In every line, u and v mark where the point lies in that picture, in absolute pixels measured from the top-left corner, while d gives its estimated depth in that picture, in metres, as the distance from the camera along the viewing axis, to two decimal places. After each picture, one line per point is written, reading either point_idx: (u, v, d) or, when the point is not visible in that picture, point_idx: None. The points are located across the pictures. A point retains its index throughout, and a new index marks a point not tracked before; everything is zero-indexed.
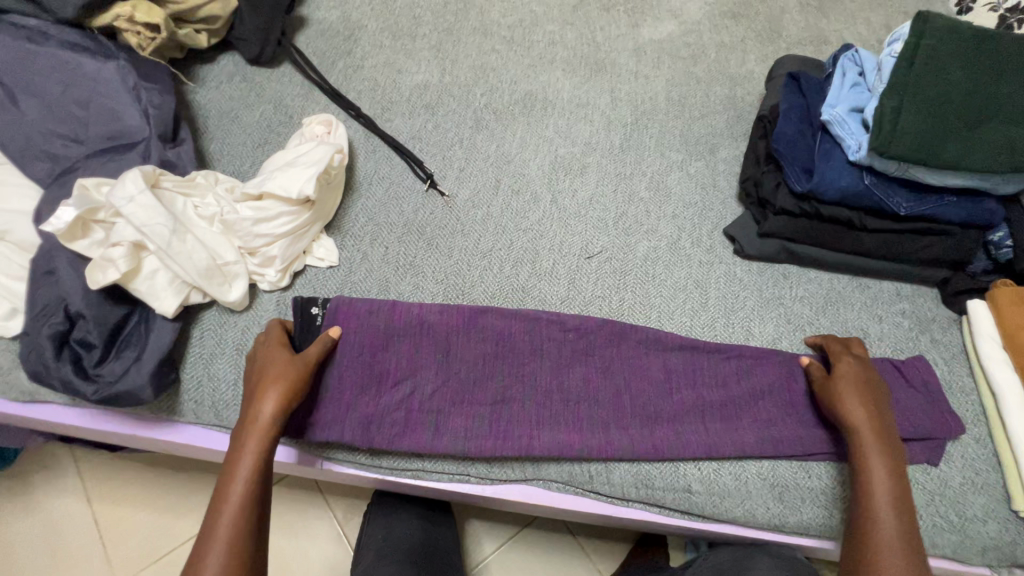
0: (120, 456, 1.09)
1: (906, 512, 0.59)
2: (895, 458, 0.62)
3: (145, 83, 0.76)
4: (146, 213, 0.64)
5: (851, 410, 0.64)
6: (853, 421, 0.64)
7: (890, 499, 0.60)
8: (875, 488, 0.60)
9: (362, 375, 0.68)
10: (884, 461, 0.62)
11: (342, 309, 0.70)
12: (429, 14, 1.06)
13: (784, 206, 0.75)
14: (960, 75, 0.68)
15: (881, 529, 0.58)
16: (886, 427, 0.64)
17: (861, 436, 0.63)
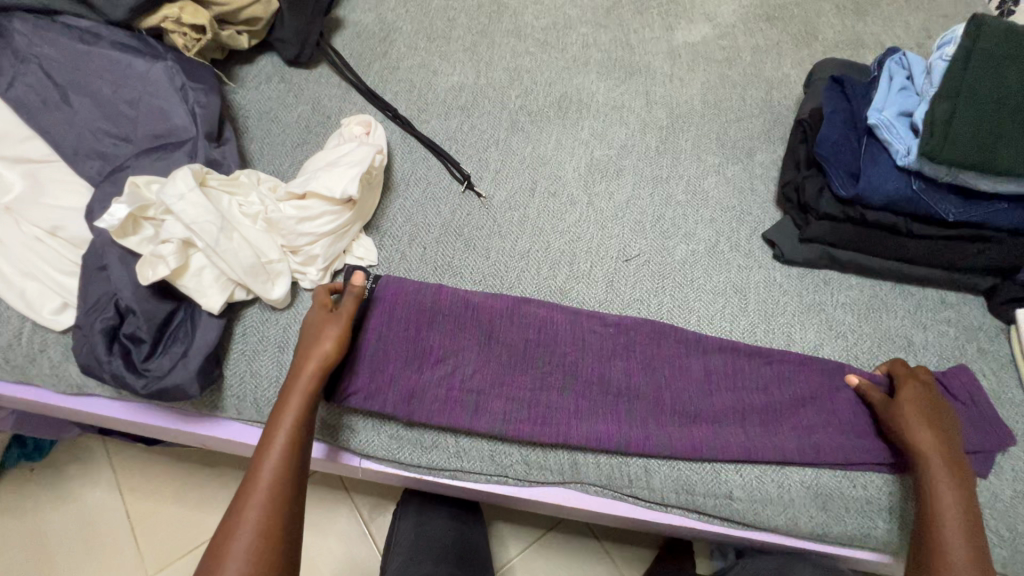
0: (152, 450, 1.11)
1: (976, 543, 0.58)
2: (963, 486, 0.60)
3: (193, 83, 0.77)
4: (195, 211, 0.65)
5: (916, 435, 0.63)
6: (919, 446, 0.62)
7: (959, 529, 0.58)
8: (941, 514, 0.59)
9: (406, 352, 0.69)
10: (954, 490, 0.60)
11: (391, 287, 0.71)
12: (463, 17, 1.06)
13: (828, 211, 0.74)
14: (1015, 79, 0.66)
15: (948, 560, 0.57)
16: (953, 451, 0.62)
17: (927, 464, 0.61)
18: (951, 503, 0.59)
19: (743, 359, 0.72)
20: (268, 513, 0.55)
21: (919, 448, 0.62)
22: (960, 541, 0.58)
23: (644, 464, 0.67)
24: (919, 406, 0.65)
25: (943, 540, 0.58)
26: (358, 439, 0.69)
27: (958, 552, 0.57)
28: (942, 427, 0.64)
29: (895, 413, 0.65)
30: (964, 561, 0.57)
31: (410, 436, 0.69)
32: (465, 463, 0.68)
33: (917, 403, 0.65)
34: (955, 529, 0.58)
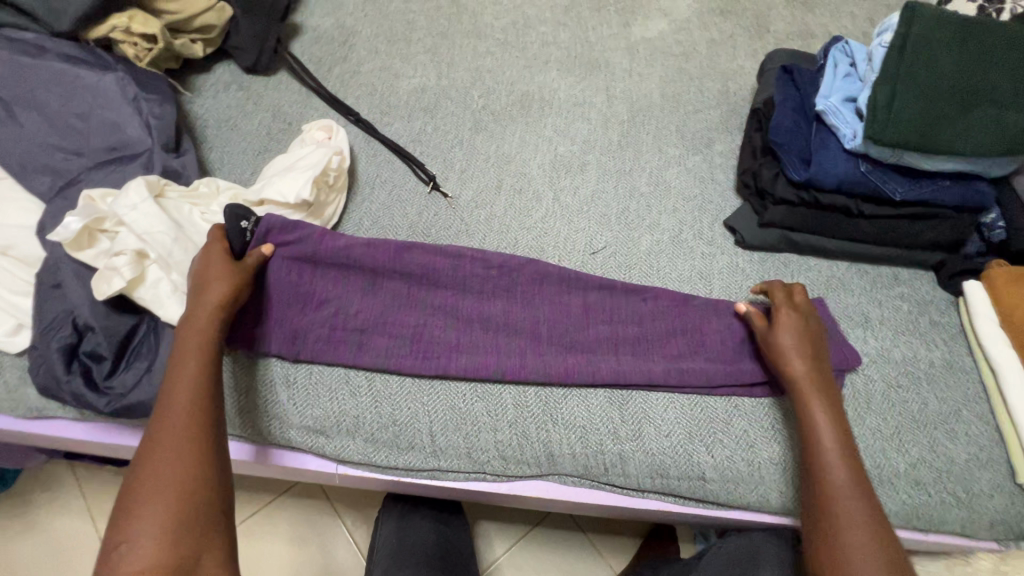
0: (124, 473, 1.08)
1: (852, 458, 0.61)
2: (834, 406, 0.64)
3: (146, 94, 0.75)
4: (149, 221, 0.65)
5: (790, 360, 0.66)
6: (794, 373, 0.65)
7: (837, 447, 0.61)
8: (816, 433, 0.62)
9: (287, 295, 0.70)
10: (824, 409, 0.63)
11: (272, 231, 0.69)
12: (423, 19, 1.07)
13: (784, 196, 0.77)
14: (948, 63, 0.70)
15: (827, 476, 0.60)
16: (823, 373, 0.66)
17: (800, 388, 0.65)
18: (825, 423, 0.62)
19: (708, 343, 0.74)
20: (171, 483, 0.52)
21: (791, 374, 0.65)
22: (836, 459, 0.60)
23: (619, 453, 0.68)
24: (793, 337, 0.67)
25: (822, 461, 0.61)
26: (333, 446, 0.68)
27: (835, 466, 0.60)
28: (816, 351, 0.67)
29: (774, 348, 0.67)
30: (842, 475, 0.59)
31: (382, 439, 0.68)
32: (443, 462, 0.69)
33: (796, 333, 0.67)
34: (832, 447, 0.61)
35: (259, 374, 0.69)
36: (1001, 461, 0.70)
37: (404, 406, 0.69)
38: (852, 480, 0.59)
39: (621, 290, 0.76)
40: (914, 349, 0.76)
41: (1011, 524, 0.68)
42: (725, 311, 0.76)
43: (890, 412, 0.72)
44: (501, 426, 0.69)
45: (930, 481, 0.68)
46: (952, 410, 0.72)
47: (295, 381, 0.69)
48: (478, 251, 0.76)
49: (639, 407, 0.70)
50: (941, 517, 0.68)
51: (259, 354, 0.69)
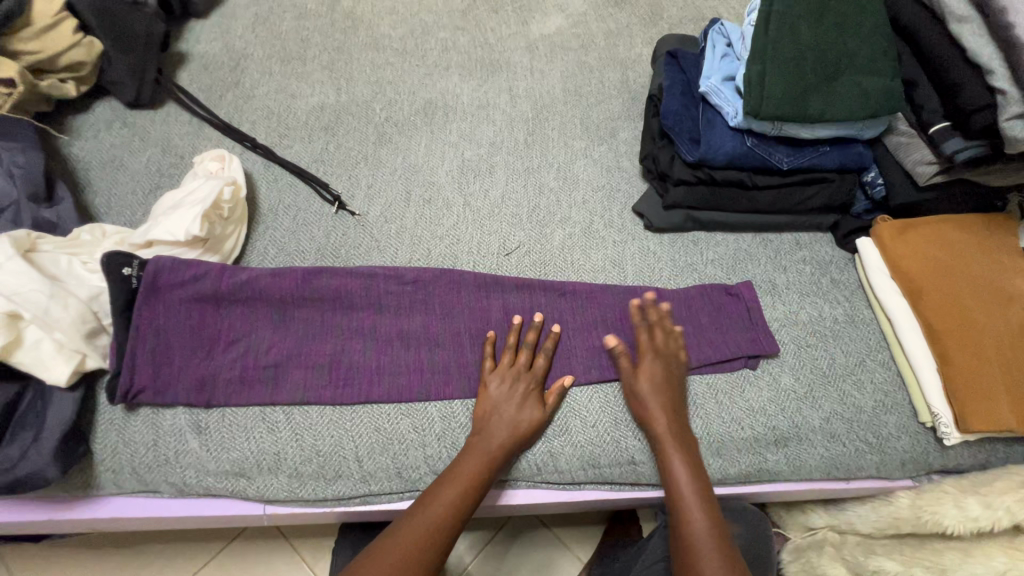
0: (51, 547, 1.02)
1: (708, 500, 0.63)
2: (688, 449, 0.66)
3: (6, 143, 0.71)
4: (18, 279, 0.60)
5: (654, 409, 0.67)
6: (648, 419, 0.67)
7: (695, 489, 0.63)
8: (675, 478, 0.64)
9: (190, 339, 0.66)
10: (681, 456, 0.65)
11: (161, 274, 0.65)
12: (317, 35, 1.04)
13: (681, 177, 0.79)
14: (809, 36, 0.73)
15: (688, 520, 0.62)
16: (676, 409, 0.68)
17: (658, 437, 0.66)
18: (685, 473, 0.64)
19: (629, 330, 0.75)
20: None
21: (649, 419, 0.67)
22: (696, 501, 0.63)
23: (548, 450, 0.69)
24: (655, 373, 0.69)
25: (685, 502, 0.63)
26: (256, 487, 0.65)
27: (698, 512, 0.62)
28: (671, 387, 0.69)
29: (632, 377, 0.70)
30: (699, 519, 0.62)
31: (307, 472, 0.66)
32: (374, 487, 0.67)
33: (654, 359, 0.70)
34: (690, 491, 0.63)
35: (165, 425, 0.65)
36: (905, 404, 0.74)
37: (326, 435, 0.66)
38: (709, 520, 0.62)
39: (539, 289, 0.76)
40: (818, 308, 0.80)
41: (919, 461, 0.73)
42: (642, 297, 0.77)
43: (802, 371, 0.75)
44: (429, 440, 0.67)
45: (844, 431, 0.72)
46: (858, 361, 0.76)
47: (206, 424, 0.65)
48: (391, 267, 0.75)
49: (566, 403, 0.71)
50: (857, 464, 0.72)
51: (163, 404, 0.65)
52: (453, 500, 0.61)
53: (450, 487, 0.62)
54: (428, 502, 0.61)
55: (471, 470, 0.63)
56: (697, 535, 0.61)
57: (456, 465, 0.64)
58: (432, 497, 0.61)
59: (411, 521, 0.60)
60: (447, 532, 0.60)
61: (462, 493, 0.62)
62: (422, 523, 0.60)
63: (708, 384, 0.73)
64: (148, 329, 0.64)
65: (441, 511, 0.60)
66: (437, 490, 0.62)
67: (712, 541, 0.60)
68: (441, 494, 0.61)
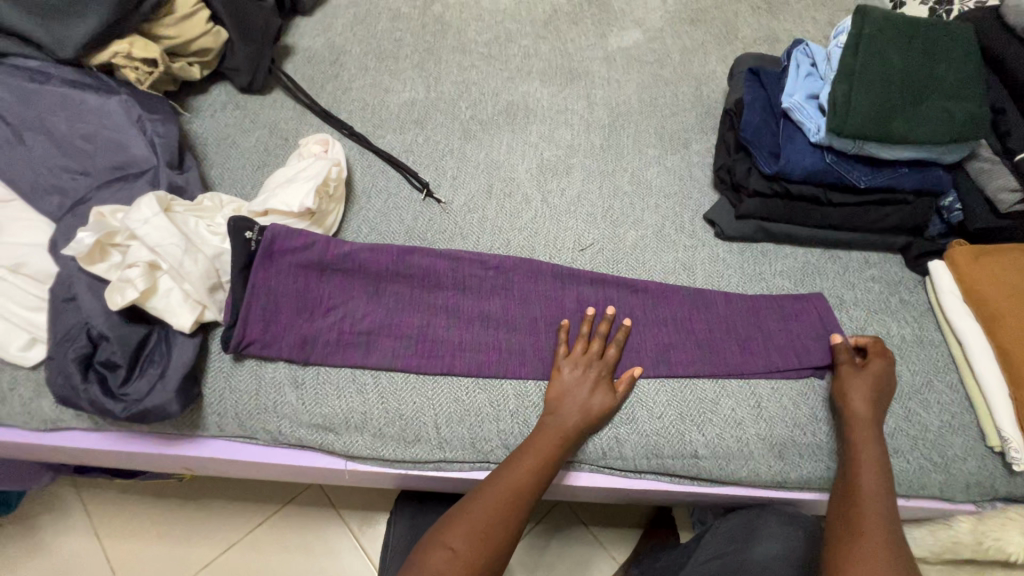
0: (126, 492, 1.13)
1: (887, 481, 0.66)
2: (881, 434, 0.69)
3: (149, 115, 0.79)
4: (160, 234, 0.68)
5: (852, 395, 0.71)
6: (852, 402, 0.70)
7: (875, 468, 0.66)
8: (861, 466, 0.67)
9: (296, 302, 0.72)
10: (874, 436, 0.68)
11: (277, 240, 0.72)
12: (410, 37, 1.12)
13: (757, 188, 0.82)
14: (898, 60, 0.76)
15: (862, 496, 0.65)
16: (884, 399, 0.71)
17: (853, 420, 0.69)
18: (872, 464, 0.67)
19: (697, 331, 0.78)
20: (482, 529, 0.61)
21: (847, 401, 0.70)
22: (871, 475, 0.66)
23: (615, 436, 0.72)
24: (879, 370, 0.73)
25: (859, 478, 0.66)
26: (342, 442, 0.71)
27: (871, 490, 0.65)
28: (885, 390, 0.72)
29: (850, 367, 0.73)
30: (875, 490, 0.65)
31: (390, 433, 0.71)
32: (449, 453, 0.71)
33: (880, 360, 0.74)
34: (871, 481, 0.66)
35: (267, 377, 0.71)
36: (973, 427, 0.74)
37: (409, 401, 0.71)
38: (881, 497, 0.65)
39: (613, 285, 0.80)
40: (886, 326, 0.81)
41: (984, 486, 0.73)
42: (711, 301, 0.80)
43: None
44: (503, 415, 0.72)
45: (908, 448, 0.73)
46: (925, 381, 0.77)
47: (303, 380, 0.71)
48: (475, 253, 0.80)
49: (633, 393, 0.74)
50: (920, 482, 0.72)
51: (267, 358, 0.71)
52: (529, 474, 0.65)
53: (525, 461, 0.66)
54: (506, 473, 0.65)
55: (545, 447, 0.67)
56: (862, 508, 0.64)
57: (532, 441, 0.68)
58: (508, 469, 0.66)
59: (491, 489, 0.64)
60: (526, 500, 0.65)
61: (536, 468, 0.66)
62: (500, 491, 0.64)
63: (772, 389, 0.75)
64: (261, 289, 0.71)
65: (519, 482, 0.65)
66: (514, 462, 0.66)
67: (879, 516, 0.63)
68: (518, 468, 0.66)
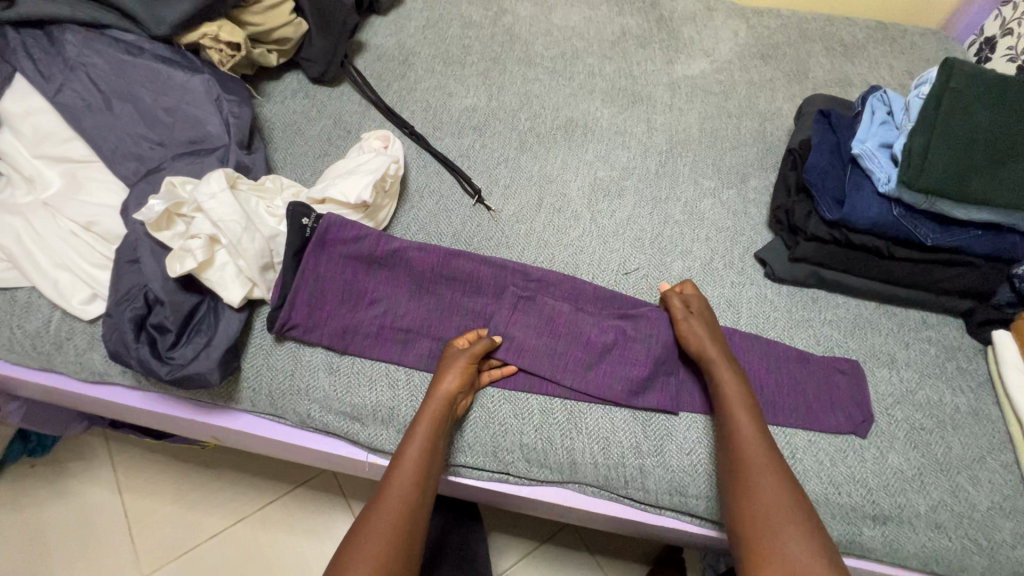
0: (152, 451, 1.17)
1: (782, 465, 0.63)
2: (756, 416, 0.66)
3: (227, 95, 0.83)
4: (224, 209, 0.70)
5: (710, 354, 0.71)
6: (704, 347, 0.72)
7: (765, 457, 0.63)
8: (736, 411, 0.66)
9: (342, 292, 0.74)
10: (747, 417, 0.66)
11: (331, 229, 0.74)
12: (478, 44, 1.14)
13: (815, 233, 0.79)
14: (984, 117, 0.72)
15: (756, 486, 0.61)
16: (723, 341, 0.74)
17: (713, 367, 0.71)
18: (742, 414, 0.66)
19: None
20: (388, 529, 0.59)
21: (708, 356, 0.72)
22: (745, 421, 0.66)
23: (639, 467, 0.70)
24: (705, 316, 0.76)
25: (747, 455, 0.63)
26: (367, 433, 0.72)
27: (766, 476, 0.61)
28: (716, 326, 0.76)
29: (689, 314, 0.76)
30: (751, 436, 0.64)
31: None
32: (469, 460, 0.72)
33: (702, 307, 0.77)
34: (748, 428, 0.65)
35: (303, 361, 0.73)
36: None
37: None
38: (761, 441, 0.64)
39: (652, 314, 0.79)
40: (939, 392, 0.77)
41: None
42: (753, 343, 0.78)
43: (913, 453, 0.72)
44: (527, 429, 0.72)
45: (952, 525, 0.68)
46: (976, 456, 0.72)
47: (338, 367, 0.73)
48: (519, 263, 0.81)
49: (667, 426, 0.73)
50: (961, 563, 0.68)
51: (307, 342, 0.73)
52: (414, 474, 0.62)
53: (403, 476, 0.62)
54: (391, 484, 0.62)
55: (413, 466, 0.63)
56: (760, 492, 0.60)
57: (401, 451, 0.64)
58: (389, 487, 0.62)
59: (378, 513, 0.60)
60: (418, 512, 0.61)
61: (409, 486, 0.62)
62: (388, 512, 0.60)
63: (809, 441, 0.72)
64: (310, 274, 0.73)
65: (404, 491, 0.61)
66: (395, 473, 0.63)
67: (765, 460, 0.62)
68: (392, 493, 0.61)
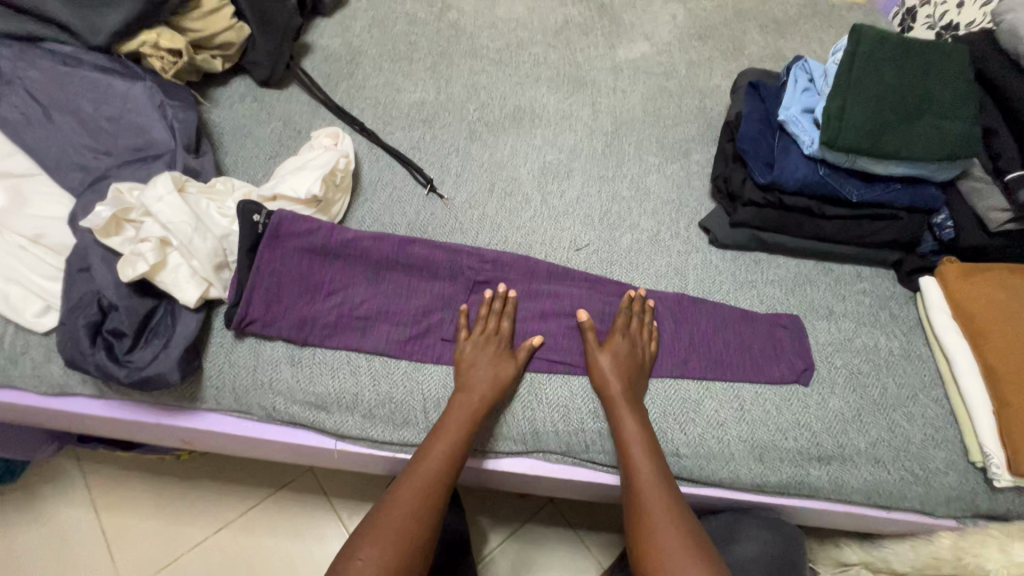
0: (126, 466, 1.16)
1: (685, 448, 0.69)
2: (640, 412, 0.71)
3: (170, 101, 0.83)
4: (173, 212, 0.72)
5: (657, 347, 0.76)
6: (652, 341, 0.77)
7: (648, 458, 0.68)
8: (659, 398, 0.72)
9: (299, 285, 0.75)
10: (635, 418, 0.70)
11: (283, 224, 0.75)
12: (424, 40, 1.16)
13: (751, 198, 0.84)
14: (892, 78, 0.78)
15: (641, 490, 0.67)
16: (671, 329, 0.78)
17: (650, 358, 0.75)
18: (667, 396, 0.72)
19: (686, 334, 0.79)
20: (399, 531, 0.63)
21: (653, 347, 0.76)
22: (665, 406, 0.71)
23: (598, 430, 0.74)
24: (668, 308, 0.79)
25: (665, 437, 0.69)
26: (333, 421, 0.73)
27: (648, 482, 0.66)
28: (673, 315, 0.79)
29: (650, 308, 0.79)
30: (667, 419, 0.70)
31: (380, 415, 0.73)
32: None
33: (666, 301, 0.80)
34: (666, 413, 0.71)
35: (264, 355, 0.74)
36: (956, 442, 0.75)
37: (400, 385, 0.74)
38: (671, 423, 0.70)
39: (604, 286, 0.83)
40: (874, 339, 0.82)
41: (966, 502, 0.73)
42: (700, 305, 0.82)
43: (852, 396, 0.77)
44: None
45: (890, 459, 0.73)
46: (910, 394, 0.77)
47: (300, 359, 0.74)
48: (473, 247, 0.83)
49: None
50: (900, 493, 0.73)
51: (267, 336, 0.74)
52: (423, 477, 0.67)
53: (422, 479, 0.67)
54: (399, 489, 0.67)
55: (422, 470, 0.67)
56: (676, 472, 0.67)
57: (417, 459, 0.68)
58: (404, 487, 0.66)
59: (389, 517, 0.64)
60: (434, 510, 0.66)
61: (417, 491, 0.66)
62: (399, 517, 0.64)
63: (756, 392, 0.76)
64: (266, 268, 0.74)
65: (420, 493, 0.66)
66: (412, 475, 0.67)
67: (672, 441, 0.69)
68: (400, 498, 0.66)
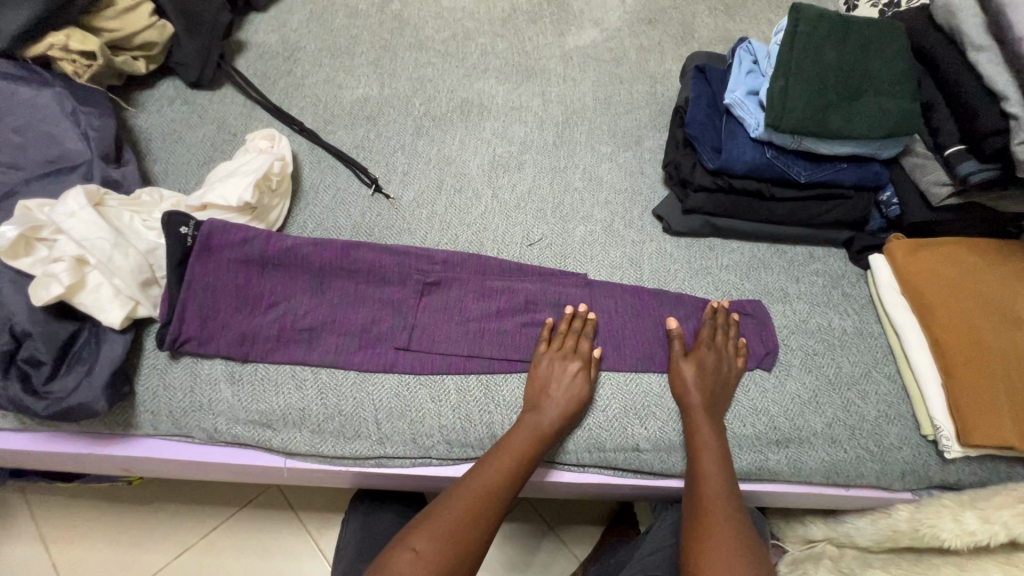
0: (74, 496, 1.10)
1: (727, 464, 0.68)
2: (718, 424, 0.71)
3: (84, 108, 0.78)
4: (88, 227, 0.66)
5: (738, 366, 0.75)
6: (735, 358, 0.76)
7: (719, 470, 0.67)
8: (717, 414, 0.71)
9: (236, 298, 0.71)
10: (712, 432, 0.69)
11: (214, 235, 0.71)
12: (366, 33, 1.11)
13: (701, 183, 0.83)
14: (831, 57, 0.78)
15: (707, 497, 0.65)
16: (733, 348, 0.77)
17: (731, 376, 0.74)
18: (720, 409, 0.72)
19: (642, 326, 0.78)
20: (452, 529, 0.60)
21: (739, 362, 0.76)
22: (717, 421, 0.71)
23: None
24: (733, 329, 0.78)
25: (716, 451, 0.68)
26: (280, 439, 0.70)
27: (716, 491, 0.66)
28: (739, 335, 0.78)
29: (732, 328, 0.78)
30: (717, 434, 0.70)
31: (330, 429, 0.70)
32: (387, 448, 0.71)
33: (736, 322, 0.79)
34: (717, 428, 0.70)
35: (201, 375, 0.70)
36: (908, 416, 0.76)
37: (349, 397, 0.71)
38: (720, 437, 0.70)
39: (558, 281, 0.81)
40: (828, 318, 0.82)
41: (919, 474, 0.75)
42: (656, 295, 0.81)
43: (808, 377, 0.77)
44: (445, 410, 0.72)
45: (846, 438, 0.74)
46: (864, 371, 0.78)
47: (241, 376, 0.71)
48: (422, 248, 0.80)
49: None
50: (857, 471, 0.73)
51: (203, 355, 0.70)
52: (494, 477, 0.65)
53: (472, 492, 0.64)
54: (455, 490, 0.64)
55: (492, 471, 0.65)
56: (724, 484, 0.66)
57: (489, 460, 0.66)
58: (449, 500, 0.63)
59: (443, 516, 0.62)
60: (493, 515, 0.63)
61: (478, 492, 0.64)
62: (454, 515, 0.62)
63: None
64: (198, 283, 0.70)
65: (475, 497, 0.63)
66: (471, 482, 0.65)
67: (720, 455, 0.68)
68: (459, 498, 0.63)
